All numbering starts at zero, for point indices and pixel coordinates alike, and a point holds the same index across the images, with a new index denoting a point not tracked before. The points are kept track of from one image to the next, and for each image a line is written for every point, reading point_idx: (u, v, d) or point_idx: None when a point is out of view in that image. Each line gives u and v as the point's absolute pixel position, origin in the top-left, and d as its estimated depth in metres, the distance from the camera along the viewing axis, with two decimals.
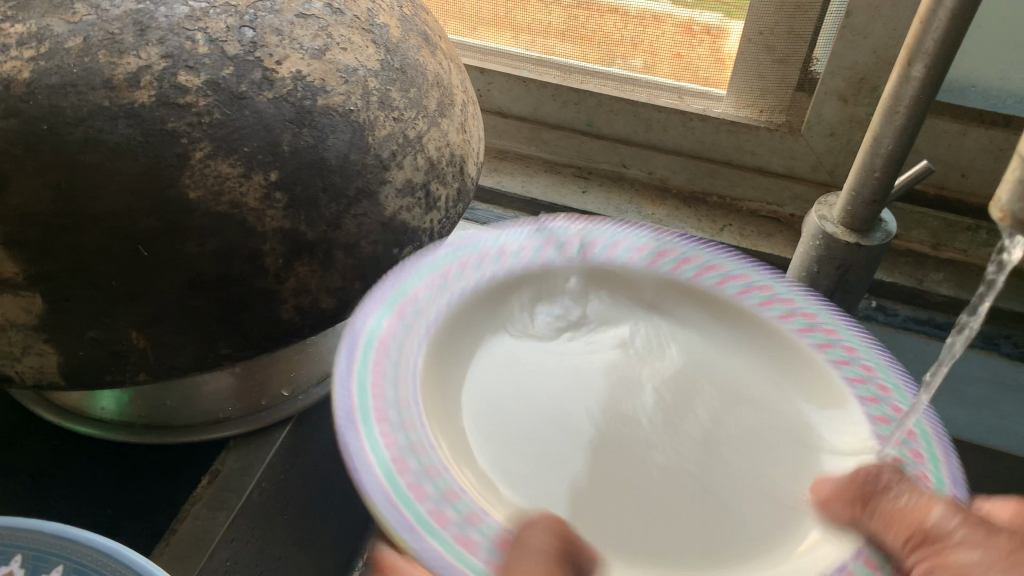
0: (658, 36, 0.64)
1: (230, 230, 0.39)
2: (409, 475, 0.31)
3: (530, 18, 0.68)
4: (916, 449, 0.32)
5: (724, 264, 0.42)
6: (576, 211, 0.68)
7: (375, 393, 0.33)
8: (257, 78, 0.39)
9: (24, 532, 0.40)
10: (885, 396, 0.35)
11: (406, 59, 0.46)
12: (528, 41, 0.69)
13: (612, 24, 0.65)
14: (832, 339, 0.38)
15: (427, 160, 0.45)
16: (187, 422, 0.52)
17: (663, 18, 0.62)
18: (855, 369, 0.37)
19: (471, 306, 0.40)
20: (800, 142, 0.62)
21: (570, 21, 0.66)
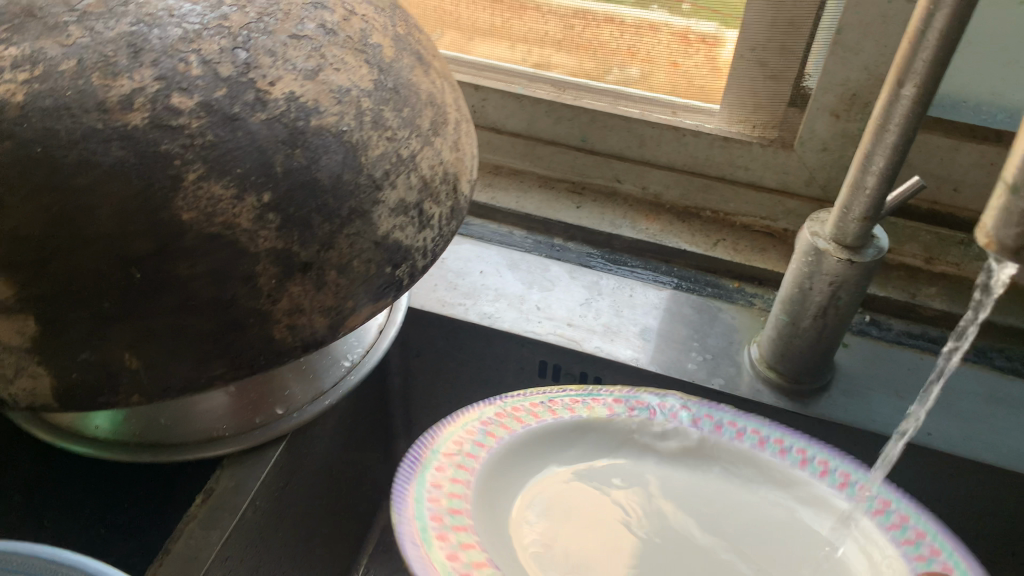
0: (656, 43, 0.64)
1: (222, 250, 0.39)
2: (443, 545, 0.43)
3: (526, 28, 0.68)
4: (933, 545, 0.44)
5: (733, 421, 0.53)
6: (570, 226, 0.68)
7: (439, 537, 0.43)
8: (250, 99, 0.40)
9: (15, 556, 0.39)
10: (886, 505, 0.46)
11: (400, 79, 0.46)
12: (526, 51, 0.70)
13: (609, 33, 0.65)
14: (826, 468, 0.49)
15: (421, 179, 0.45)
16: (181, 441, 0.51)
17: (658, 27, 0.63)
18: (832, 472, 0.49)
19: (491, 468, 0.49)
20: (792, 158, 0.62)
21: (567, 31, 0.67)
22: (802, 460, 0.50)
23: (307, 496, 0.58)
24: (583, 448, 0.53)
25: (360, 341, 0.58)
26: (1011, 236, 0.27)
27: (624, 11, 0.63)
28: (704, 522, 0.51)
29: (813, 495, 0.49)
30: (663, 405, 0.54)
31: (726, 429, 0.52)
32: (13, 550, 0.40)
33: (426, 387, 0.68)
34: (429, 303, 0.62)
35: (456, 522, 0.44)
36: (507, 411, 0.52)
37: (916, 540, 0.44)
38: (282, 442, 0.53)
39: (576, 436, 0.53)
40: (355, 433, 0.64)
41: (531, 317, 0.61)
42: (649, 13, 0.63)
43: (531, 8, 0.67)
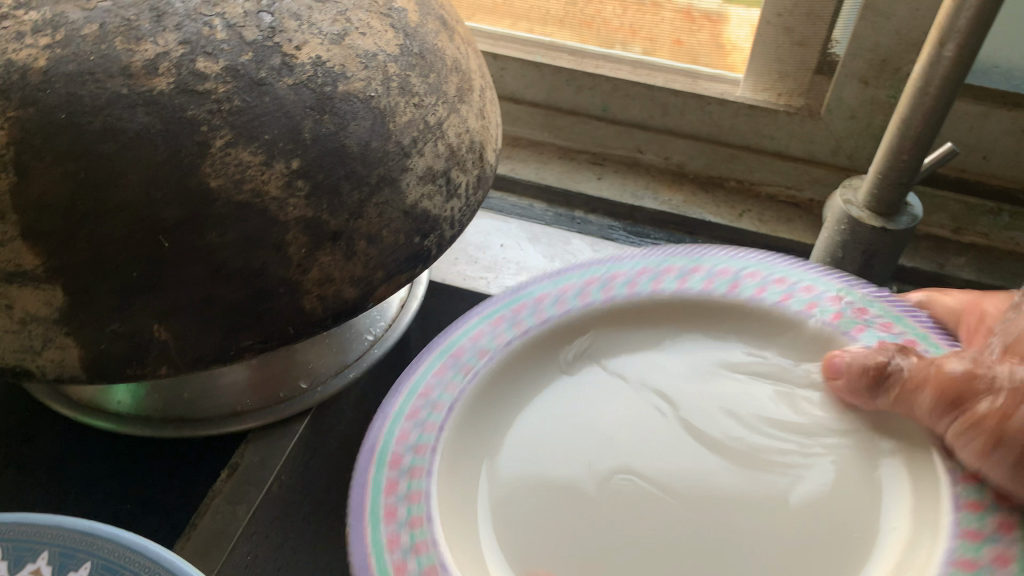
0: (659, 19, 0.64)
1: (251, 219, 0.38)
2: (392, 469, 0.41)
3: (529, 5, 0.68)
4: (886, 321, 0.46)
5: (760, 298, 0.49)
6: (591, 198, 0.67)
7: (417, 448, 0.43)
8: (277, 63, 0.39)
9: (49, 529, 0.39)
10: (889, 331, 0.46)
11: (425, 44, 0.45)
12: (528, 28, 0.69)
13: (610, 10, 0.65)
14: (877, 327, 0.46)
15: (447, 146, 0.44)
16: (204, 415, 0.51)
17: (662, 4, 0.63)
18: (850, 315, 0.47)
19: (499, 371, 0.47)
20: (819, 126, 0.61)
21: (568, 7, 0.66)
22: (865, 328, 0.46)
23: None
24: (569, 390, 0.47)
25: (383, 315, 0.57)
26: None
27: None
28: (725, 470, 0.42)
29: (773, 324, 0.49)
30: (695, 268, 0.52)
31: (693, 282, 0.51)
32: (55, 522, 0.39)
33: None
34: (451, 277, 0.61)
35: (414, 465, 0.42)
36: (539, 292, 0.51)
37: (863, 317, 0.47)
38: (306, 417, 0.53)
39: (595, 313, 0.50)
40: None
41: None
42: None
43: None
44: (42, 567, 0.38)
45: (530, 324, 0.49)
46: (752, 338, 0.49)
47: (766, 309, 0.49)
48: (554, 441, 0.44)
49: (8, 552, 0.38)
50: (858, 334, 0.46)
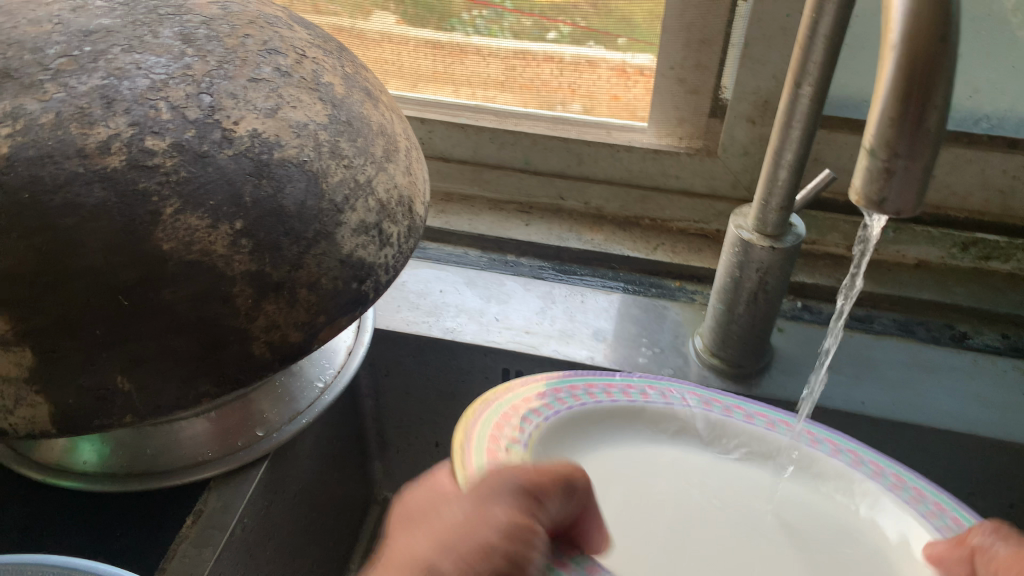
0: (595, 78, 0.70)
1: (201, 276, 0.42)
2: None
3: (468, 72, 0.73)
4: (861, 455, 0.49)
5: (883, 465, 0.48)
6: (521, 243, 0.73)
7: None
8: (217, 137, 0.44)
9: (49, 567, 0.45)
10: (922, 496, 0.46)
11: (352, 112, 0.50)
12: (468, 93, 0.75)
13: (549, 72, 0.70)
14: (902, 485, 0.47)
15: (378, 202, 0.49)
16: (167, 468, 0.54)
17: (597, 63, 0.68)
18: (807, 433, 0.51)
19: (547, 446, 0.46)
20: (717, 163, 0.68)
21: (509, 72, 0.72)
22: (898, 486, 0.47)
23: (288, 516, 0.61)
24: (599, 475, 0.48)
25: (331, 362, 0.61)
26: (877, 192, 0.30)
27: (563, 49, 0.68)
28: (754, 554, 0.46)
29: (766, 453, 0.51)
30: (671, 392, 0.53)
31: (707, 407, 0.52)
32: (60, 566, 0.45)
33: (396, 406, 0.71)
34: (395, 323, 0.65)
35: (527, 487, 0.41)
36: (567, 387, 0.50)
37: (868, 464, 0.48)
38: (263, 462, 0.56)
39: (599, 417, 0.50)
40: (331, 454, 0.67)
41: (491, 328, 0.65)
42: (587, 50, 0.68)
43: (471, 53, 0.72)
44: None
45: (570, 405, 0.49)
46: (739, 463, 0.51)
47: (727, 424, 0.51)
48: (628, 482, 0.49)
49: None
50: (812, 447, 0.50)
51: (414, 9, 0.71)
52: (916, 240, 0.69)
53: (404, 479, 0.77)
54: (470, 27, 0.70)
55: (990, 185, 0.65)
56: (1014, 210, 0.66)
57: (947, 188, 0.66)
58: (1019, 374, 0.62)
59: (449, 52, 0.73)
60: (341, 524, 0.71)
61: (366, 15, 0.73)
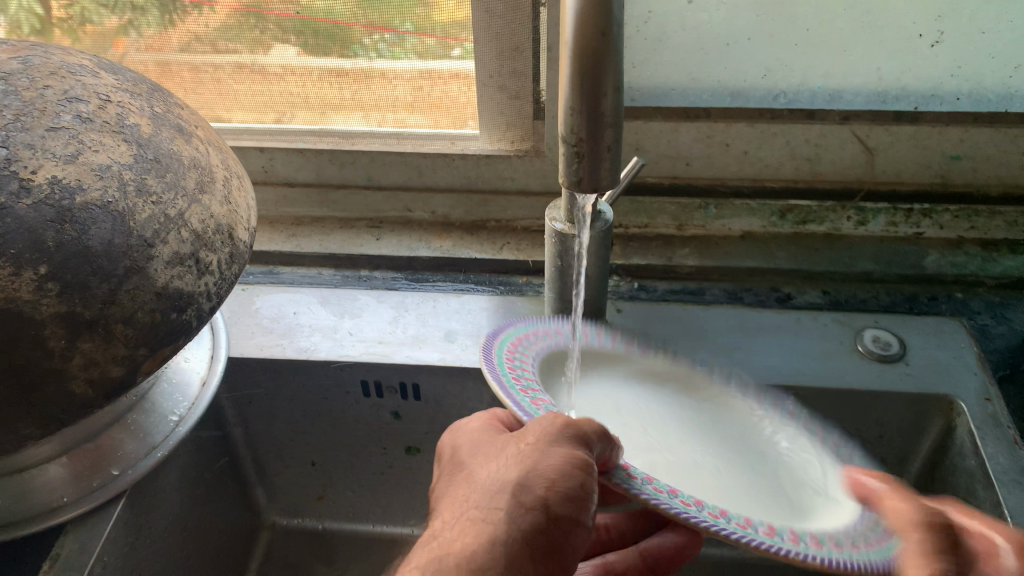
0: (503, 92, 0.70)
1: (9, 322, 0.43)
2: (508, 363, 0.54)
3: (376, 96, 0.73)
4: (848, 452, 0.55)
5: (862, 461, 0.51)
6: (372, 257, 0.75)
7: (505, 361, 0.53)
8: (14, 188, 0.44)
9: None
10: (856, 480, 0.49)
11: (160, 150, 0.52)
12: (379, 117, 0.74)
13: (457, 88, 0.71)
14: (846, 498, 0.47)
15: (192, 233, 0.51)
16: (20, 517, 0.54)
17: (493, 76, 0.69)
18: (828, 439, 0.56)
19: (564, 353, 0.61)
20: (545, 161, 0.72)
21: (417, 93, 0.72)
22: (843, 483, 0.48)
23: (158, 552, 0.61)
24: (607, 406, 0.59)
25: (186, 395, 0.63)
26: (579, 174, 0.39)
27: (468, 65, 0.69)
28: (710, 483, 0.54)
29: (795, 442, 0.57)
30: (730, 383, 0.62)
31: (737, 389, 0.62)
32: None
33: (265, 431, 0.72)
34: (248, 349, 0.67)
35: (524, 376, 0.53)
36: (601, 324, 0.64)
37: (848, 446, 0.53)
38: (121, 499, 0.57)
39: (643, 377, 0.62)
40: (203, 485, 0.68)
41: (345, 343, 0.68)
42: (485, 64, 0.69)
43: (378, 76, 0.71)
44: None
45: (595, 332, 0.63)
46: (737, 427, 0.59)
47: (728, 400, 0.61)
48: (614, 410, 0.59)
49: None
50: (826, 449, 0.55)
51: (315, 39, 0.70)
52: (737, 213, 0.74)
53: (289, 501, 0.78)
54: (372, 51, 0.70)
55: (797, 155, 0.71)
56: (823, 175, 0.72)
57: (761, 162, 0.72)
58: (836, 325, 0.68)
59: (354, 77, 0.72)
60: (223, 553, 0.71)
61: (266, 50, 0.71)
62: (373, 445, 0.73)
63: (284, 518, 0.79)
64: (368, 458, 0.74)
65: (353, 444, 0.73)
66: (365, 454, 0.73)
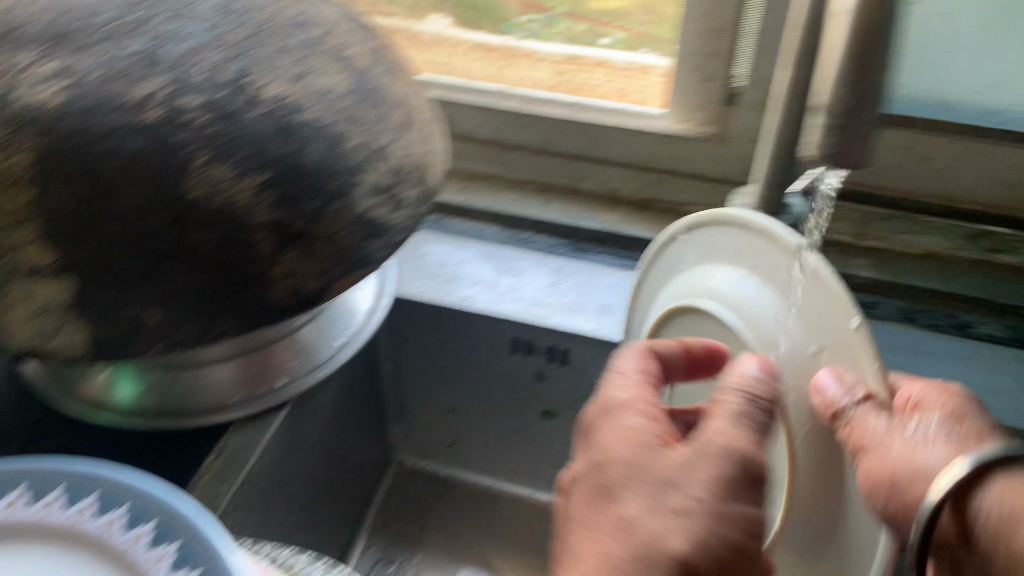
0: (646, 85, 0.73)
1: (227, 221, 0.46)
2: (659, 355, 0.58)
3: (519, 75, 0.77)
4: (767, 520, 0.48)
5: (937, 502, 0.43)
6: (538, 220, 0.76)
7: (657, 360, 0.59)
8: (246, 99, 0.48)
9: (97, 480, 0.42)
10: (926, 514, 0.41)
11: (373, 83, 0.54)
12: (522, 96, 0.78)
13: (598, 76, 0.74)
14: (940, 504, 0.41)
15: (393, 166, 0.53)
16: (195, 408, 0.59)
17: (648, 69, 0.72)
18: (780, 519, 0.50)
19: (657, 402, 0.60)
20: (729, 149, 0.70)
21: (559, 77, 0.76)
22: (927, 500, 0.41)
23: (303, 467, 0.64)
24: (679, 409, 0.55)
25: (350, 322, 0.66)
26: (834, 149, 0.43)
27: (615, 56, 0.73)
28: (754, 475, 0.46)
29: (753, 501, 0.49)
30: None
31: None
32: (17, 468, 0.43)
33: (412, 370, 0.75)
34: (413, 292, 0.70)
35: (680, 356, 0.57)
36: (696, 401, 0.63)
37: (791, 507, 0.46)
38: (283, 408, 0.60)
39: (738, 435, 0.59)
40: (350, 411, 0.71)
41: (503, 298, 0.69)
42: (639, 56, 0.72)
43: (524, 55, 0.76)
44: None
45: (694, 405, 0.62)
46: None
47: None
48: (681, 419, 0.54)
49: (31, 485, 0.42)
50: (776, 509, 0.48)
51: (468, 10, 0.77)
52: (923, 230, 0.71)
53: (420, 441, 0.81)
54: (523, 31, 0.75)
55: (1000, 179, 0.66)
56: None
57: (957, 181, 0.68)
58: (1017, 362, 0.63)
59: (502, 55, 0.77)
60: (357, 480, 0.75)
61: (422, 16, 0.79)
62: (511, 402, 0.74)
63: (413, 458, 0.83)
64: (504, 414, 0.75)
65: (493, 398, 0.74)
66: (502, 410, 0.75)
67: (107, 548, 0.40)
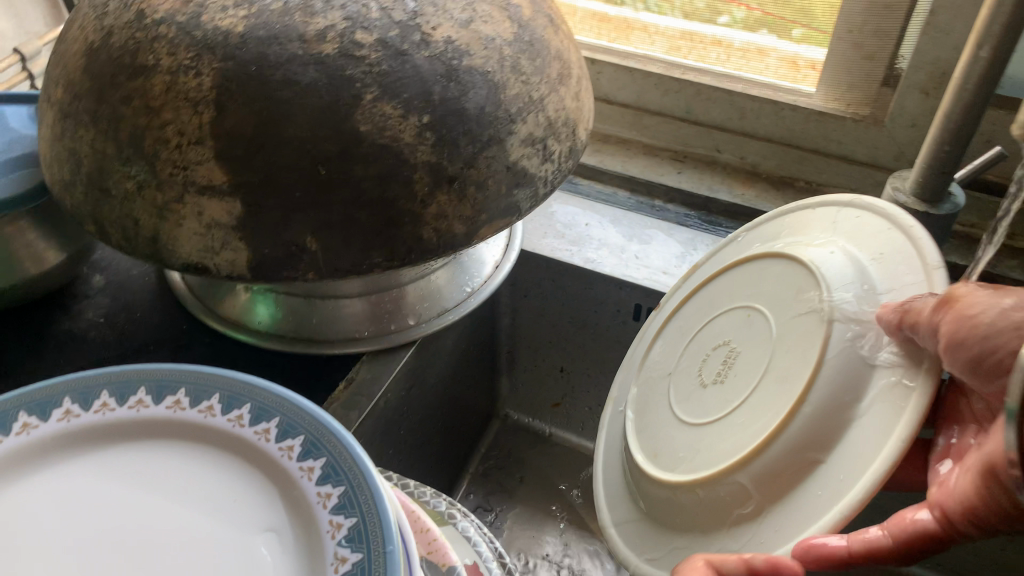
0: (762, 67, 0.72)
1: (389, 158, 0.47)
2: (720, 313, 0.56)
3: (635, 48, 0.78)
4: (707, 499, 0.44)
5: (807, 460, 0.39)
6: (670, 189, 0.75)
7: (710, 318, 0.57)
8: (417, 39, 0.48)
9: (247, 385, 0.43)
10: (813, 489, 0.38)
11: (535, 35, 0.54)
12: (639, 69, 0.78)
13: (716, 55, 0.74)
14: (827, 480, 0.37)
15: (546, 119, 0.53)
16: (328, 338, 0.61)
17: (767, 52, 0.71)
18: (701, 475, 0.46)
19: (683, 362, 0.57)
20: (883, 133, 0.67)
21: (675, 52, 0.76)
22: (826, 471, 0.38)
23: (420, 406, 0.66)
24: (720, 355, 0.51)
25: (479, 272, 0.67)
26: None
27: (734, 35, 0.72)
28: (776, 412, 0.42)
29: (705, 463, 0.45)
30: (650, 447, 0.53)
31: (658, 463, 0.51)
32: (180, 371, 0.44)
33: (529, 326, 0.76)
34: (541, 247, 0.70)
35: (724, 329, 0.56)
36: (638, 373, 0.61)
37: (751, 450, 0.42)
38: (410, 347, 0.62)
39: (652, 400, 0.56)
40: (467, 358, 0.72)
41: (631, 263, 0.68)
42: (760, 38, 0.71)
43: (641, 28, 0.77)
44: (109, 403, 0.43)
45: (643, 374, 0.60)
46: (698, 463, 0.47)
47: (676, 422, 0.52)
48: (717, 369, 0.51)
49: (189, 391, 0.44)
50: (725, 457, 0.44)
51: None
52: None
53: (527, 397, 0.82)
54: (640, 3, 0.76)
55: None
56: None
57: None
58: None
59: (617, 27, 0.78)
60: (464, 427, 0.76)
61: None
62: None
63: (517, 413, 0.84)
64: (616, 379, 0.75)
65: (607, 362, 0.74)
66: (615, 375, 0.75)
67: (261, 457, 0.41)
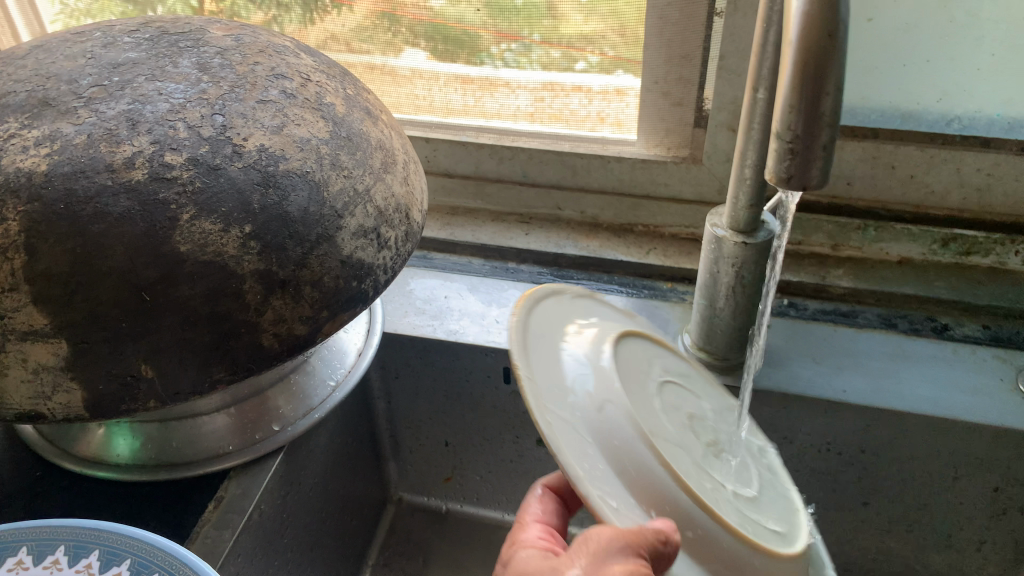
0: (623, 106, 0.74)
1: (214, 274, 0.47)
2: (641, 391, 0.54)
3: (498, 104, 0.78)
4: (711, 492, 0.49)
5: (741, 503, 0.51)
6: (521, 251, 0.78)
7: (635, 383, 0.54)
8: (228, 152, 0.49)
9: (128, 540, 0.46)
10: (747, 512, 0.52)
11: (352, 129, 0.55)
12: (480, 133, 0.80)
13: (577, 101, 0.75)
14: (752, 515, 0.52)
15: (375, 208, 0.54)
16: (191, 459, 0.59)
17: (624, 91, 0.73)
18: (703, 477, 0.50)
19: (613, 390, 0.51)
20: (702, 171, 0.72)
21: (537, 103, 0.77)
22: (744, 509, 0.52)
23: (303, 508, 0.65)
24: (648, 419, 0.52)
25: (343, 363, 0.66)
26: (784, 168, 0.38)
27: (592, 81, 0.73)
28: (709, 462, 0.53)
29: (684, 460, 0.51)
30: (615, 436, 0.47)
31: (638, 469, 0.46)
32: (57, 528, 0.46)
33: (406, 406, 0.76)
34: (402, 327, 0.71)
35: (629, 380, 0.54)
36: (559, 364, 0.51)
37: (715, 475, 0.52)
38: (279, 453, 0.61)
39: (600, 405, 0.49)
40: (346, 450, 0.71)
41: (491, 329, 0.70)
42: (615, 79, 0.73)
43: (501, 84, 0.77)
44: None
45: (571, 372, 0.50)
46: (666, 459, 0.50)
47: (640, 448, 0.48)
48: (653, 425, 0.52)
49: (68, 549, 0.45)
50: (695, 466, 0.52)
51: (444, 44, 0.76)
52: (898, 238, 0.72)
53: (418, 478, 0.82)
54: (498, 60, 0.75)
55: (967, 183, 0.68)
56: (990, 207, 0.69)
57: (926, 188, 0.69)
58: (995, 361, 0.65)
59: (479, 84, 0.78)
60: (357, 519, 0.75)
61: (398, 52, 0.78)
62: (506, 432, 0.74)
63: (411, 495, 0.83)
64: (499, 444, 0.76)
65: (488, 429, 0.75)
66: (497, 439, 0.75)
67: None
